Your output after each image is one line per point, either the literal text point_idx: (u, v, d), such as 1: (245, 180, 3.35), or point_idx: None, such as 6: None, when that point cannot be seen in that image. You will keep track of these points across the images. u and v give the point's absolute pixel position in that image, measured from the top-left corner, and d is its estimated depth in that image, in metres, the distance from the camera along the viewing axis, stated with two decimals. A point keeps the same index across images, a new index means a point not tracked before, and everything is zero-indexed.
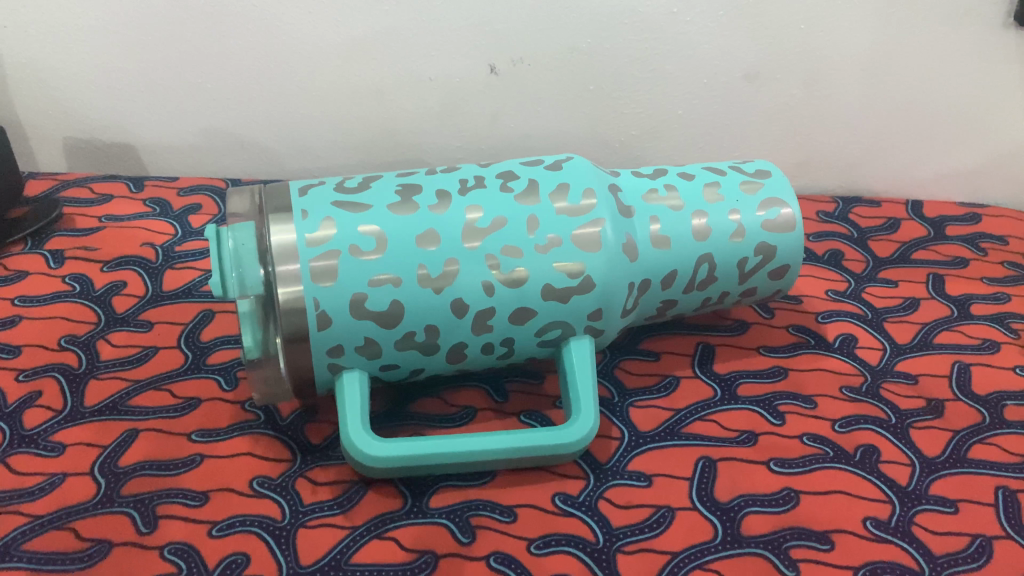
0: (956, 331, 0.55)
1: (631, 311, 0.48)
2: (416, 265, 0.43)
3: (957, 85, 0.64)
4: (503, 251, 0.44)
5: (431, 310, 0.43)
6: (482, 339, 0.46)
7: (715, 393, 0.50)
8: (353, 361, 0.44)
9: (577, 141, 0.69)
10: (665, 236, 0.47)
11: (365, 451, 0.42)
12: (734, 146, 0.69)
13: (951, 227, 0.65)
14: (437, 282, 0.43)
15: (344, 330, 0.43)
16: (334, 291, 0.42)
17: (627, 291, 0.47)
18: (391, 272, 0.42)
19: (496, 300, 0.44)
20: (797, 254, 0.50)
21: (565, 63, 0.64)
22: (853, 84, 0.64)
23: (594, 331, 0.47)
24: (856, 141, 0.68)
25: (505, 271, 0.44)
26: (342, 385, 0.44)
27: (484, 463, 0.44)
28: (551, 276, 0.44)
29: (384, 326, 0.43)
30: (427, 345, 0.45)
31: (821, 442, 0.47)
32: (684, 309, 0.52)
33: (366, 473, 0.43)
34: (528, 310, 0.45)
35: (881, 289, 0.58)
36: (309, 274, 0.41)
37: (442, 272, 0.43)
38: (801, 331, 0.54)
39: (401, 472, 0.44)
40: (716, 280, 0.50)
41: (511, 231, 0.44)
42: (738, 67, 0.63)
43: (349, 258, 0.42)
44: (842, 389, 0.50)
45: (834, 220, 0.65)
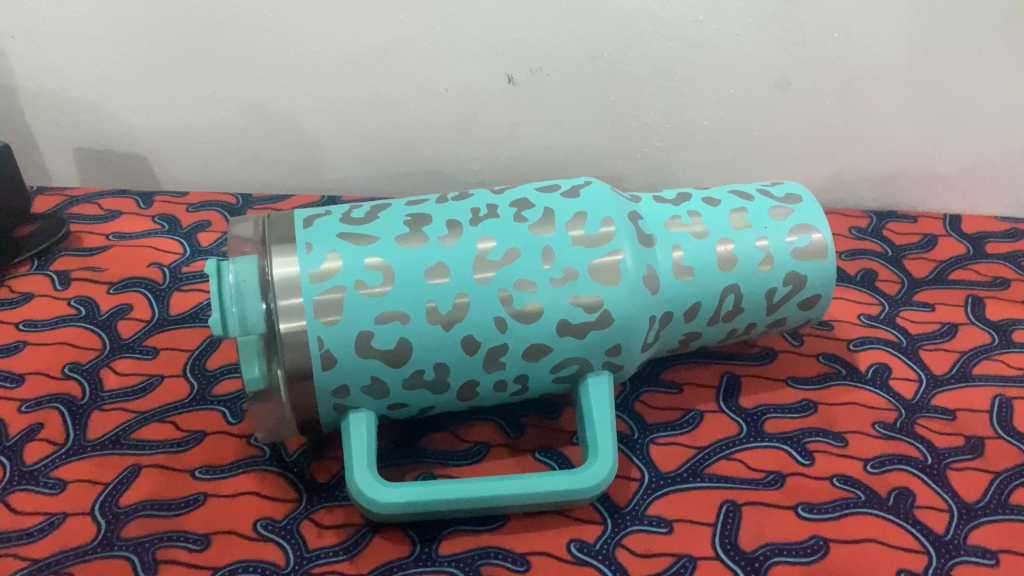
0: (997, 361, 0.52)
1: (652, 344, 0.46)
2: (425, 302, 0.41)
3: (1000, 92, 0.61)
4: (516, 285, 0.42)
5: (441, 348, 0.41)
6: (496, 376, 0.44)
7: (741, 430, 0.47)
8: (360, 400, 0.42)
9: (599, 152, 0.66)
10: (688, 265, 0.45)
11: (370, 497, 0.40)
12: (762, 157, 0.66)
13: (992, 244, 0.61)
14: (447, 320, 0.41)
15: (350, 370, 0.41)
16: (339, 329, 0.40)
17: (648, 325, 0.45)
18: (399, 308, 0.40)
19: (509, 336, 0.42)
20: (828, 283, 0.48)
21: (586, 72, 0.61)
22: (889, 92, 0.61)
23: (613, 366, 0.45)
24: (891, 151, 0.65)
25: (518, 305, 0.42)
26: (348, 426, 0.42)
27: (495, 509, 0.42)
28: (567, 310, 0.42)
29: (392, 365, 0.41)
30: (437, 383, 0.43)
31: (853, 484, 0.45)
32: (708, 340, 0.49)
33: (374, 518, 0.41)
34: (542, 346, 0.43)
35: (917, 313, 0.55)
36: (313, 312, 0.40)
37: (452, 307, 0.41)
38: (831, 360, 0.52)
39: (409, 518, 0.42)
40: (742, 311, 0.47)
41: (525, 263, 0.42)
42: (768, 75, 0.60)
43: (354, 294, 0.40)
44: (875, 425, 0.48)
45: (867, 236, 0.62)
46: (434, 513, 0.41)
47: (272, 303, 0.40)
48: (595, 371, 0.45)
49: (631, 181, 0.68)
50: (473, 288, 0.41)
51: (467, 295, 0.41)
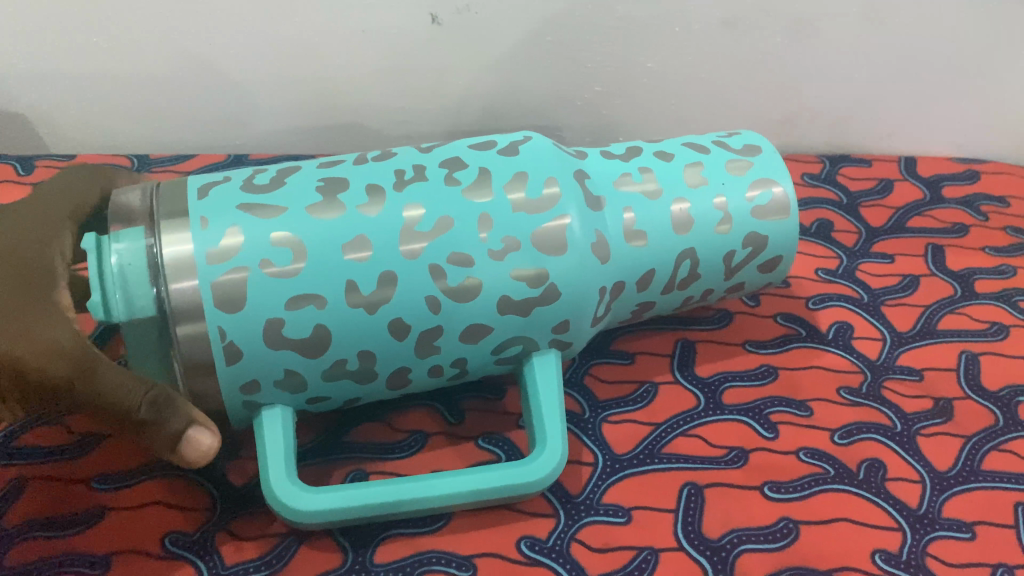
0: (961, 315, 0.49)
1: (602, 318, 0.42)
2: (344, 282, 0.35)
3: (957, 25, 0.58)
4: (450, 259, 0.37)
5: (363, 336, 0.36)
6: (430, 362, 0.39)
7: (699, 402, 0.44)
8: (273, 396, 0.37)
9: (534, 100, 0.61)
10: (639, 229, 0.40)
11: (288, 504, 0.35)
12: (709, 100, 0.61)
13: (949, 188, 0.59)
14: (369, 304, 0.36)
15: (259, 365, 0.36)
16: (243, 320, 0.34)
17: (598, 298, 0.40)
18: (315, 292, 0.35)
19: (443, 319, 0.37)
20: (790, 243, 0.44)
21: (518, 12, 0.55)
22: (843, 27, 0.57)
23: (560, 345, 0.41)
24: (844, 93, 0.61)
25: (452, 283, 0.37)
26: (262, 424, 0.37)
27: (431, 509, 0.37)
28: (507, 286, 0.37)
29: (309, 356, 0.36)
30: (364, 372, 0.38)
31: (821, 458, 0.41)
32: (661, 308, 0.45)
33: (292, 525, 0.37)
34: (481, 326, 0.38)
35: (876, 266, 0.52)
36: (210, 299, 0.34)
37: (376, 288, 0.36)
38: (790, 321, 0.48)
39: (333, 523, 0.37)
40: (698, 276, 0.43)
41: (459, 234, 0.37)
42: (715, 11, 0.56)
43: (260, 277, 0.35)
44: (840, 390, 0.45)
45: (821, 183, 0.58)
46: (362, 517, 0.37)
47: (161, 287, 0.34)
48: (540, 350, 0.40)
49: (571, 131, 0.63)
50: (400, 267, 0.36)
51: (392, 273, 0.36)
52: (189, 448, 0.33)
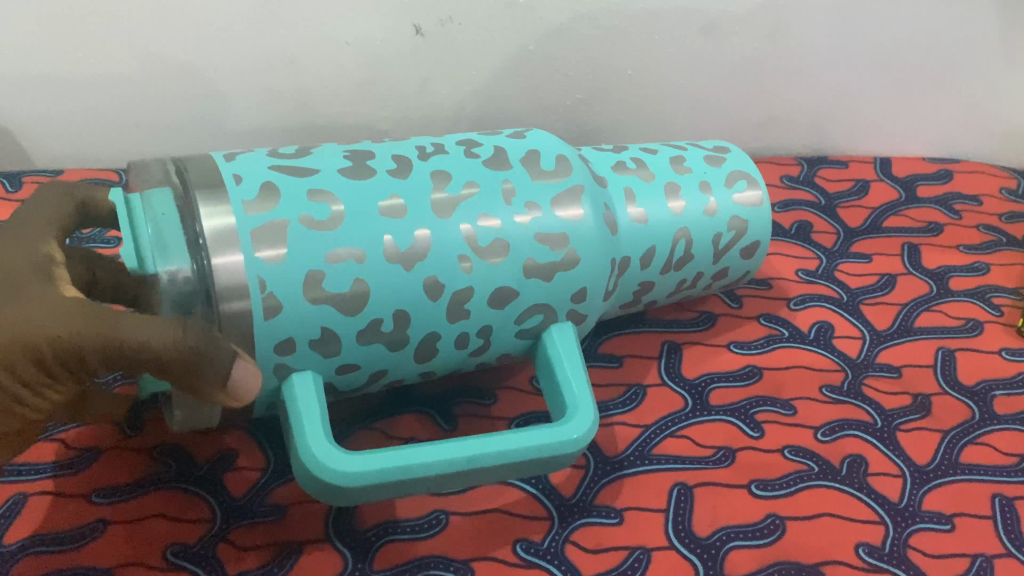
0: (937, 312, 0.51)
1: (610, 293, 0.42)
2: (382, 237, 0.34)
3: (926, 28, 0.59)
4: (480, 220, 0.36)
5: (399, 303, 0.35)
6: (446, 343, 0.37)
7: (686, 404, 0.45)
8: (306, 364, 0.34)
9: (517, 108, 0.62)
10: (641, 210, 0.41)
11: (323, 470, 0.32)
12: (688, 104, 0.62)
13: (923, 188, 0.60)
14: (405, 262, 0.34)
15: (298, 328, 0.33)
16: (283, 269, 0.32)
17: (611, 267, 0.40)
18: (352, 246, 0.33)
19: (472, 285, 0.36)
20: (766, 228, 0.46)
21: (501, 22, 0.56)
22: (818, 32, 0.59)
23: (576, 317, 0.40)
24: (820, 96, 0.63)
25: (483, 241, 0.36)
26: (290, 400, 0.34)
27: (473, 477, 0.35)
28: (533, 248, 0.37)
29: (337, 331, 0.34)
30: (382, 354, 0.36)
31: (805, 455, 0.43)
32: (660, 290, 0.45)
33: (321, 493, 0.33)
34: (511, 290, 0.37)
35: (854, 265, 0.54)
36: (250, 254, 0.32)
37: (412, 244, 0.34)
38: (773, 321, 0.50)
39: (361, 495, 0.34)
40: (694, 253, 0.44)
41: (486, 198, 0.37)
42: (694, 17, 0.57)
43: (298, 228, 0.33)
44: (822, 389, 0.46)
45: (800, 185, 0.59)
46: (398, 487, 0.34)
47: (202, 259, 0.31)
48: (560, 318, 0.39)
49: (554, 138, 0.64)
50: (435, 225, 0.35)
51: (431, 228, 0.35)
52: (237, 384, 0.30)
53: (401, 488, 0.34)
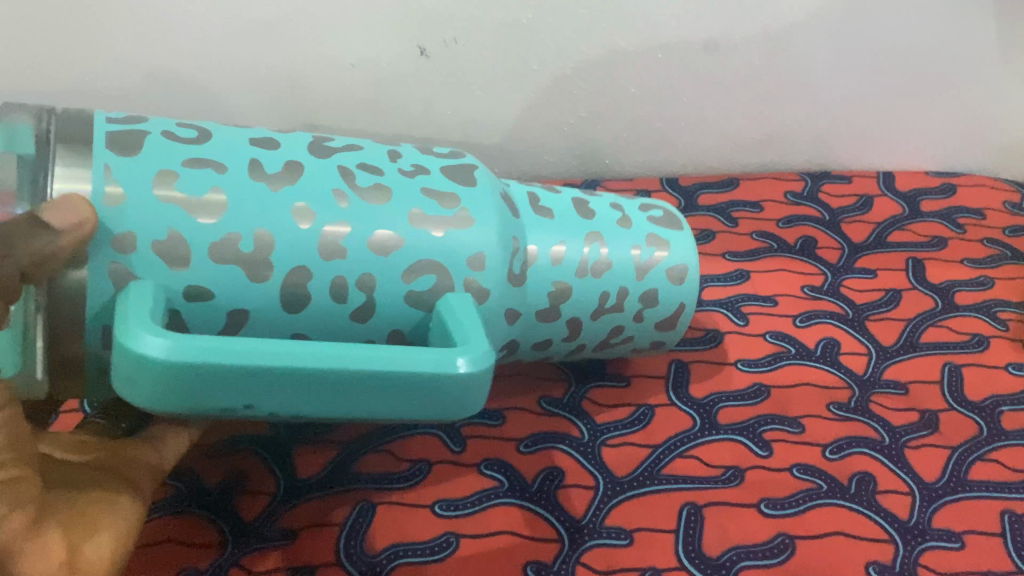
0: (943, 327, 0.51)
1: (514, 280, 0.35)
2: (248, 158, 0.30)
3: (925, 45, 0.60)
4: (360, 167, 0.33)
5: (268, 223, 0.29)
6: (326, 306, 0.31)
7: (694, 423, 0.45)
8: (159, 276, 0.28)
9: (522, 127, 0.62)
10: (547, 208, 0.38)
11: (128, 347, 0.24)
12: (691, 121, 0.63)
13: (926, 202, 0.60)
14: (278, 181, 0.30)
15: (148, 222, 0.28)
16: (137, 162, 0.28)
17: (512, 240, 0.35)
18: (217, 159, 0.30)
19: (353, 222, 0.31)
20: (692, 256, 0.41)
21: (504, 42, 0.56)
22: (820, 50, 0.59)
23: (477, 287, 0.33)
24: (821, 112, 0.63)
25: (362, 181, 0.32)
26: (126, 295, 0.27)
27: (333, 395, 0.27)
28: (420, 199, 0.33)
29: (188, 239, 0.28)
30: (246, 304, 0.30)
31: (813, 473, 0.43)
32: (580, 306, 0.38)
33: (131, 388, 0.25)
34: (394, 234, 0.32)
35: (858, 281, 0.54)
36: (107, 148, 0.29)
37: (281, 169, 0.31)
38: (779, 339, 0.50)
39: (188, 399, 0.25)
40: (611, 262, 0.38)
41: (370, 156, 0.34)
42: (697, 35, 0.57)
43: (160, 138, 0.30)
44: (829, 406, 0.46)
45: (804, 201, 0.60)
46: (229, 391, 0.25)
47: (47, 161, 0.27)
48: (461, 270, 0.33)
49: (558, 156, 0.64)
50: (318, 166, 0.32)
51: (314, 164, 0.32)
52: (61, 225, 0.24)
53: (235, 395, 0.26)
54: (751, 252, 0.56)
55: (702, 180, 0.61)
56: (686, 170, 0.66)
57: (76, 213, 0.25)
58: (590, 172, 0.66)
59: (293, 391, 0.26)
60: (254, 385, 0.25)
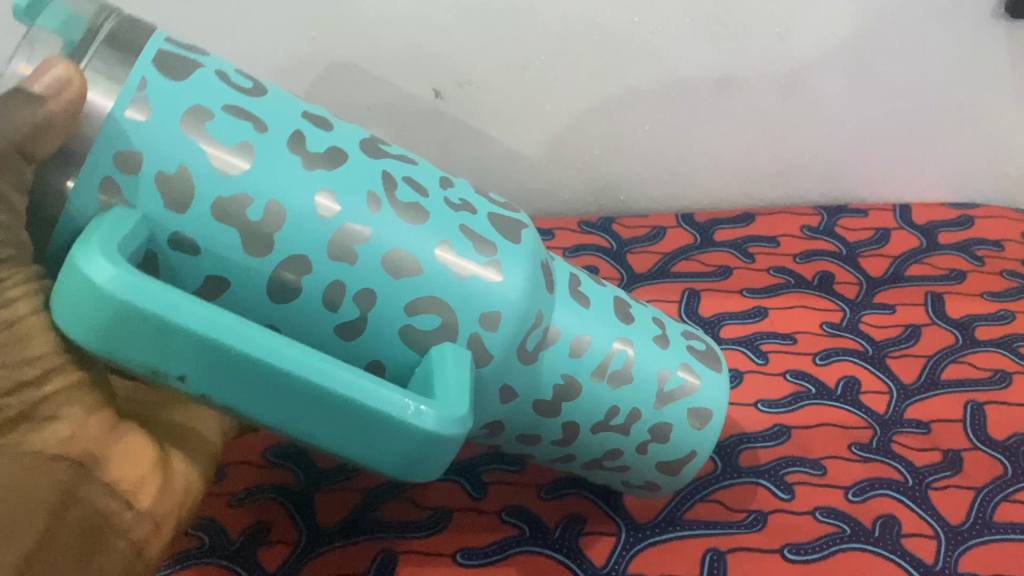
0: (964, 363, 0.51)
1: (526, 357, 0.31)
2: (292, 130, 0.27)
3: (939, 82, 0.59)
4: (406, 179, 0.29)
5: (282, 210, 0.26)
6: (311, 316, 0.27)
7: (716, 467, 0.45)
8: (146, 202, 0.25)
9: (536, 165, 0.62)
10: (583, 293, 0.34)
11: (77, 262, 0.22)
12: (704, 156, 0.63)
13: (943, 234, 0.60)
14: (306, 171, 0.27)
15: (163, 155, 0.25)
16: (173, 87, 0.25)
17: (534, 317, 0.31)
18: (262, 118, 0.26)
19: (375, 234, 0.27)
20: (722, 399, 0.37)
21: (518, 82, 0.57)
22: (834, 85, 0.59)
23: (479, 350, 0.30)
24: (836, 145, 0.63)
25: (403, 195, 0.29)
26: (98, 219, 0.24)
27: (271, 400, 0.24)
28: (455, 234, 0.29)
29: (191, 191, 0.25)
30: (229, 277, 0.26)
31: (837, 516, 0.42)
32: (583, 413, 0.35)
33: (70, 304, 0.23)
34: (414, 263, 0.28)
35: (877, 316, 0.54)
36: (156, 66, 0.25)
37: (325, 154, 0.27)
38: (799, 378, 0.49)
39: (112, 345, 0.23)
40: (631, 380, 0.35)
41: (421, 171, 0.31)
42: (710, 73, 0.57)
43: (212, 77, 0.26)
44: (851, 447, 0.46)
45: (820, 235, 0.60)
46: (160, 351, 0.23)
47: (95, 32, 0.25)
48: (471, 322, 0.29)
49: (572, 192, 0.65)
50: (364, 165, 0.28)
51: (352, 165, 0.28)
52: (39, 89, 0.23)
53: (161, 359, 0.23)
54: (769, 288, 0.55)
55: (717, 215, 0.62)
56: (701, 204, 0.66)
57: (57, 71, 0.23)
58: (605, 208, 0.66)
59: (229, 377, 0.23)
60: (188, 352, 0.23)
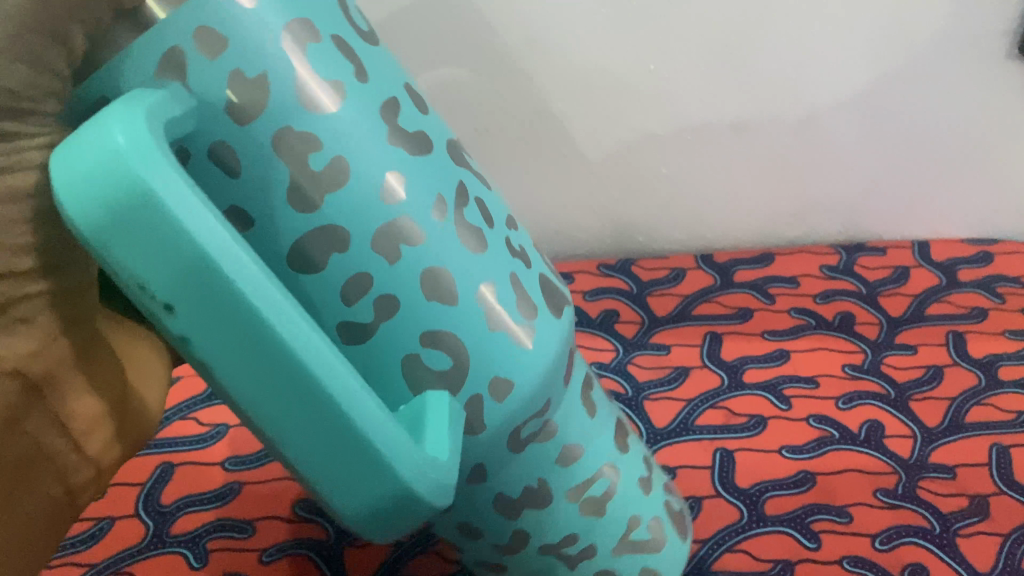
0: (987, 406, 0.51)
1: (519, 443, 0.27)
2: (388, 95, 0.22)
3: (954, 121, 0.59)
4: (478, 202, 0.25)
5: (351, 186, 0.21)
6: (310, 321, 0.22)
7: (742, 515, 0.44)
8: (204, 85, 0.19)
9: (554, 209, 0.63)
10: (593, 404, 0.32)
11: (116, 121, 0.16)
12: (722, 196, 0.63)
13: (962, 272, 0.60)
14: (385, 174, 0.22)
15: (260, 49, 0.19)
16: None
17: (544, 400, 0.27)
18: (365, 66, 0.22)
19: (436, 245, 0.23)
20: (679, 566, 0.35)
21: (535, 130, 0.58)
22: (850, 126, 0.59)
23: (476, 418, 0.25)
24: (853, 185, 0.63)
25: (473, 217, 0.24)
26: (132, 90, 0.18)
27: (258, 378, 0.18)
28: (508, 283, 0.25)
29: (267, 107, 0.20)
30: (257, 217, 0.21)
31: (865, 565, 0.42)
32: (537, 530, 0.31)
33: (72, 171, 0.17)
34: (454, 292, 0.23)
35: (899, 358, 0.54)
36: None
37: (415, 136, 0.23)
38: (822, 423, 0.49)
39: (78, 212, 0.17)
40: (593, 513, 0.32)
41: (491, 195, 0.26)
42: (726, 116, 0.58)
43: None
44: (877, 493, 0.46)
45: (840, 275, 0.60)
46: (147, 262, 0.17)
47: None
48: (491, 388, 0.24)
49: (590, 234, 0.65)
50: (443, 165, 0.24)
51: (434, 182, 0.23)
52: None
53: (132, 265, 0.17)
54: (792, 329, 0.56)
55: (737, 256, 0.63)
56: (721, 245, 0.67)
57: None
58: (624, 250, 0.66)
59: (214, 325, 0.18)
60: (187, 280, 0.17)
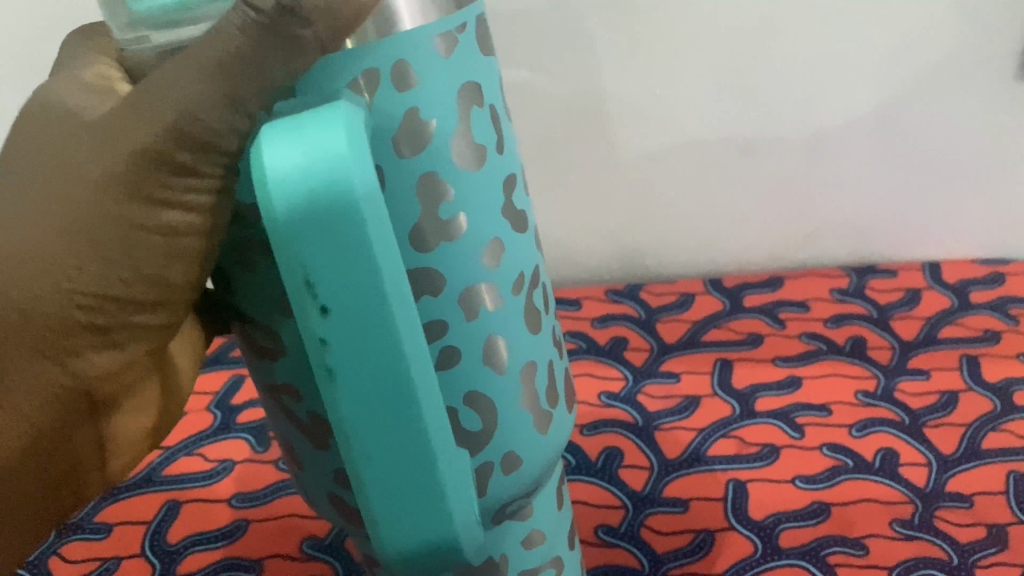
0: (1004, 432, 0.50)
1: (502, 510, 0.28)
2: (510, 174, 0.25)
3: (966, 142, 0.59)
4: (543, 290, 0.28)
5: (460, 246, 0.24)
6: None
7: (756, 548, 0.43)
8: (384, 109, 0.22)
9: (562, 235, 0.63)
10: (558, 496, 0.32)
11: (346, 130, 0.17)
12: (730, 220, 0.63)
13: (975, 293, 0.60)
14: (494, 252, 0.25)
15: (432, 101, 0.22)
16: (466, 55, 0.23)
17: (538, 483, 0.28)
18: (503, 145, 0.25)
19: (505, 315, 0.25)
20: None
21: (540, 156, 0.58)
22: (858, 148, 0.59)
23: (482, 484, 0.26)
24: (864, 208, 0.63)
25: (538, 299, 0.27)
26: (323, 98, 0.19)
27: (371, 399, 0.18)
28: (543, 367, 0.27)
29: (423, 149, 0.22)
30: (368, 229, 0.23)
31: None
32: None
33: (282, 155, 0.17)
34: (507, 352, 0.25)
35: (912, 383, 0.53)
36: (477, 33, 0.24)
37: (519, 215, 0.26)
38: (836, 451, 0.49)
39: (274, 198, 0.16)
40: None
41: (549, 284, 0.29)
42: (732, 140, 0.58)
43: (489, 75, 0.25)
44: (892, 524, 0.44)
45: (850, 298, 0.60)
46: (335, 270, 0.17)
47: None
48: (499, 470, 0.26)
49: (599, 261, 0.65)
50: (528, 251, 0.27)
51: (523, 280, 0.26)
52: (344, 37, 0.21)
53: (309, 257, 0.17)
54: (802, 355, 0.56)
55: (745, 280, 0.63)
56: (730, 269, 0.66)
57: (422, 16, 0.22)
58: (632, 276, 0.66)
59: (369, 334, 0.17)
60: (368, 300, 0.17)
